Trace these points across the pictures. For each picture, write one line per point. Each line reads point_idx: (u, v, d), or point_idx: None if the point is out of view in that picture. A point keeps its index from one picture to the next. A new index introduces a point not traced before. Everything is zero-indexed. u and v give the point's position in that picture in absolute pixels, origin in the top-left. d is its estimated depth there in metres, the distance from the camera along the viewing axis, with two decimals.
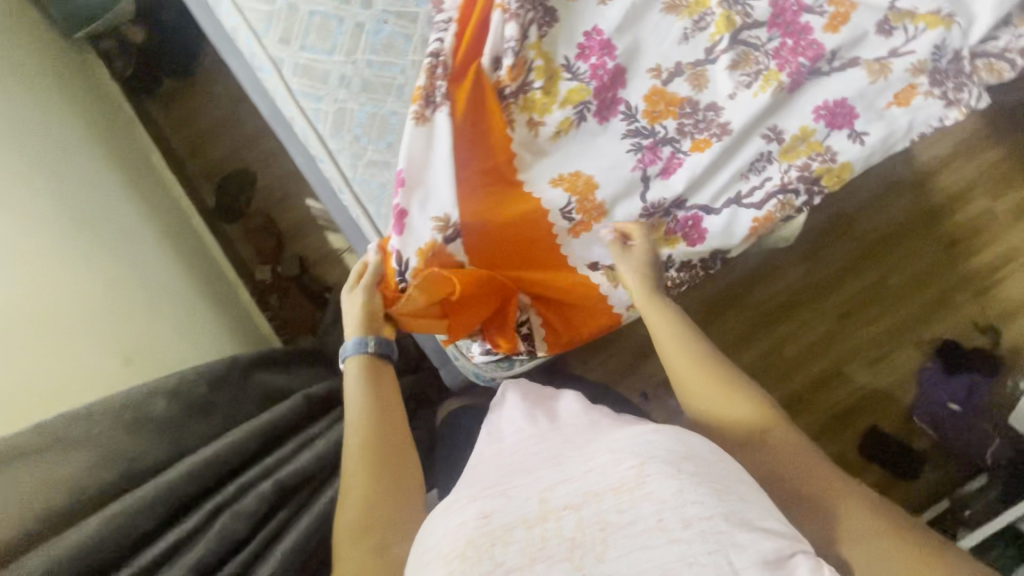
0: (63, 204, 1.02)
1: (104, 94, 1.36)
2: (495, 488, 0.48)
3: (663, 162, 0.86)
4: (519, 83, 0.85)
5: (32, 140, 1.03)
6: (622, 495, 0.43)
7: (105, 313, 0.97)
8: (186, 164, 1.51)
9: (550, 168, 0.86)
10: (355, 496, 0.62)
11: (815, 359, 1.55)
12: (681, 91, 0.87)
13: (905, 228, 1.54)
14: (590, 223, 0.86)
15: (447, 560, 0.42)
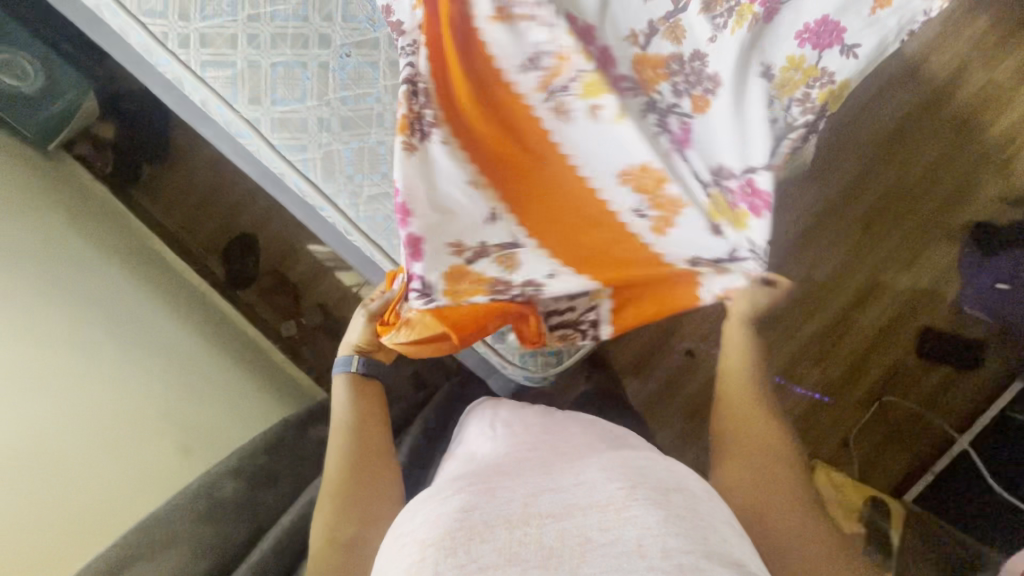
0: (89, 319, 1.02)
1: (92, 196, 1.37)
2: (491, 488, 0.59)
3: (675, 135, 0.82)
4: (564, 75, 0.80)
5: (35, 255, 1.04)
6: (613, 515, 0.54)
7: (162, 418, 0.99)
8: (187, 243, 1.51)
9: (608, 160, 0.80)
10: (332, 502, 0.72)
11: (850, 275, 1.51)
12: (662, 51, 0.82)
13: (907, 123, 1.49)
14: (670, 216, 0.80)
15: (424, 546, 0.53)
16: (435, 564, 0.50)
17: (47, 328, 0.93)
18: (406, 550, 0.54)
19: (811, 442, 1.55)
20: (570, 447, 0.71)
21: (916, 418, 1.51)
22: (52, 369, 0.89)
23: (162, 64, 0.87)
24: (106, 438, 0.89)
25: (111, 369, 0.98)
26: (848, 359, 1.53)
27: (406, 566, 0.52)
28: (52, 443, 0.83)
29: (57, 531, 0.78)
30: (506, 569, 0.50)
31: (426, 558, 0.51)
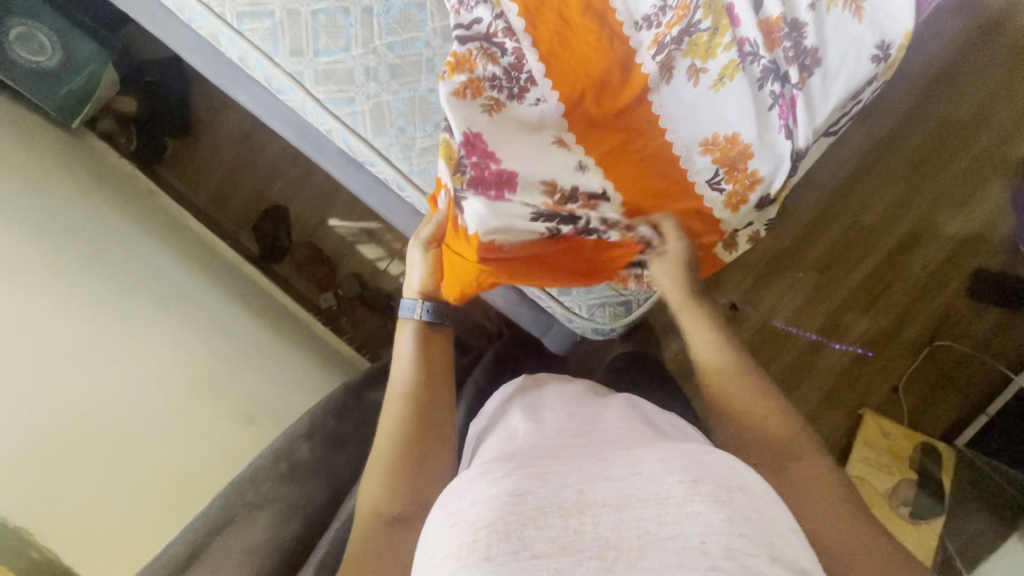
0: (114, 282, 0.96)
1: (117, 171, 1.34)
2: (537, 469, 0.46)
3: (783, 108, 0.77)
4: (682, 28, 0.76)
5: (77, 230, 1.01)
6: (668, 508, 0.41)
7: (196, 389, 0.92)
8: (217, 218, 1.49)
9: (705, 127, 0.78)
10: (376, 476, 0.64)
11: (898, 219, 1.45)
12: (775, 11, 0.76)
13: (964, 52, 1.41)
14: (744, 193, 0.80)
15: (473, 529, 0.41)
16: (487, 547, 0.40)
17: (62, 287, 0.86)
18: (445, 534, 0.43)
19: (860, 391, 1.50)
20: (623, 432, 0.55)
21: (967, 361, 1.47)
22: (54, 326, 0.80)
23: (196, 20, 0.83)
24: (128, 406, 0.81)
25: (132, 332, 0.90)
26: (897, 306, 1.47)
27: (449, 552, 0.41)
28: (55, 408, 0.74)
29: (123, 507, 0.74)
30: (564, 561, 0.39)
31: (474, 541, 0.40)
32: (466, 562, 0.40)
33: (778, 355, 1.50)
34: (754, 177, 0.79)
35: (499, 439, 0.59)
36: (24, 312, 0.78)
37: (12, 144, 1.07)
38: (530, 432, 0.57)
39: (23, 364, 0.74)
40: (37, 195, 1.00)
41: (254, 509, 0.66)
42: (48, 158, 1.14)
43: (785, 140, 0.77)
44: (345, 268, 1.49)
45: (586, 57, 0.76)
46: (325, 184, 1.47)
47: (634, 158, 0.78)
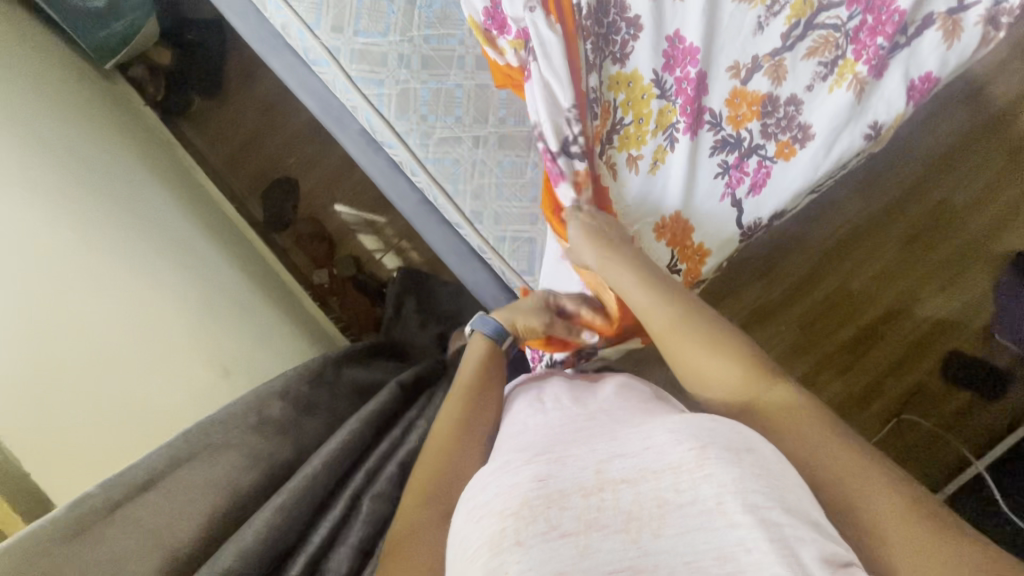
0: (119, 217, 0.99)
1: (138, 118, 1.36)
2: (552, 453, 0.50)
3: (751, 178, 0.80)
4: (608, 128, 0.80)
5: (90, 165, 1.03)
6: (682, 475, 0.45)
7: (190, 331, 0.95)
8: (227, 180, 1.50)
9: (650, 213, 0.80)
10: (433, 459, 0.61)
11: (884, 290, 1.50)
12: (761, 88, 0.79)
13: (962, 143, 1.48)
14: (696, 268, 0.82)
15: (502, 516, 0.44)
16: (517, 533, 0.43)
17: (72, 209, 0.89)
18: (475, 524, 0.45)
19: None
20: (624, 411, 0.59)
21: (932, 438, 1.50)
22: (60, 242, 0.84)
23: None
24: (115, 337, 0.82)
25: (127, 265, 0.92)
26: (867, 377, 1.51)
27: (480, 540, 0.44)
28: (53, 325, 0.76)
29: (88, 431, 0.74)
30: (591, 537, 0.43)
31: (504, 528, 0.43)
32: (496, 547, 0.42)
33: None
34: (701, 249, 0.81)
35: (511, 435, 0.60)
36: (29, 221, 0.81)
37: (44, 75, 1.10)
38: (539, 420, 0.59)
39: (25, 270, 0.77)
40: (60, 130, 1.03)
41: (219, 453, 0.67)
42: (70, 92, 1.16)
43: (730, 207, 0.80)
44: (345, 249, 1.51)
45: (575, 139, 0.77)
46: (340, 164, 1.51)
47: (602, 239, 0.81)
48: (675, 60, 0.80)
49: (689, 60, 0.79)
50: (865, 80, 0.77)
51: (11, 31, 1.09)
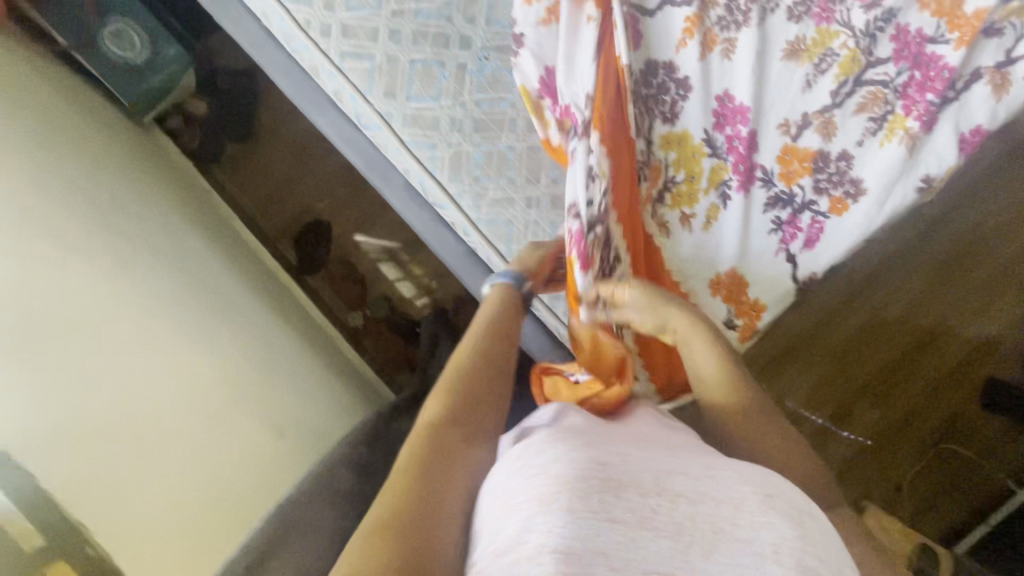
0: (167, 283, 0.99)
1: (175, 168, 1.38)
2: (614, 449, 0.50)
3: (805, 234, 0.80)
4: (660, 186, 0.82)
5: (139, 225, 1.04)
6: (743, 512, 0.45)
7: (237, 398, 0.94)
8: (260, 223, 1.51)
9: (706, 270, 0.82)
10: (456, 390, 0.61)
11: (918, 317, 1.49)
12: (812, 144, 0.80)
13: (994, 170, 1.47)
14: (751, 323, 0.82)
15: (555, 481, 0.45)
16: (569, 502, 0.43)
17: (122, 284, 0.89)
18: (526, 482, 0.47)
19: (861, 481, 1.50)
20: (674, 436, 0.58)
21: (972, 467, 1.48)
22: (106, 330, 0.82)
23: (299, 49, 0.88)
24: (168, 415, 0.83)
25: (177, 335, 0.92)
26: (905, 406, 1.50)
27: (531, 497, 0.45)
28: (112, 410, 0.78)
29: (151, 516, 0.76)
30: (640, 535, 0.43)
31: (557, 493, 0.44)
32: (545, 508, 0.43)
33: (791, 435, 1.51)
34: (757, 305, 0.81)
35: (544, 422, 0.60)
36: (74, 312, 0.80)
37: (89, 138, 1.13)
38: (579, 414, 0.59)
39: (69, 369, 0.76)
40: (111, 194, 1.04)
41: (294, 532, 0.68)
42: (115, 151, 1.19)
43: (784, 261, 0.81)
44: (378, 288, 1.51)
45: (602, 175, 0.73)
46: (372, 205, 1.52)
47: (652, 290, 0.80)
48: (725, 118, 0.80)
49: (740, 119, 0.80)
50: (916, 135, 0.78)
51: (55, 99, 1.11)
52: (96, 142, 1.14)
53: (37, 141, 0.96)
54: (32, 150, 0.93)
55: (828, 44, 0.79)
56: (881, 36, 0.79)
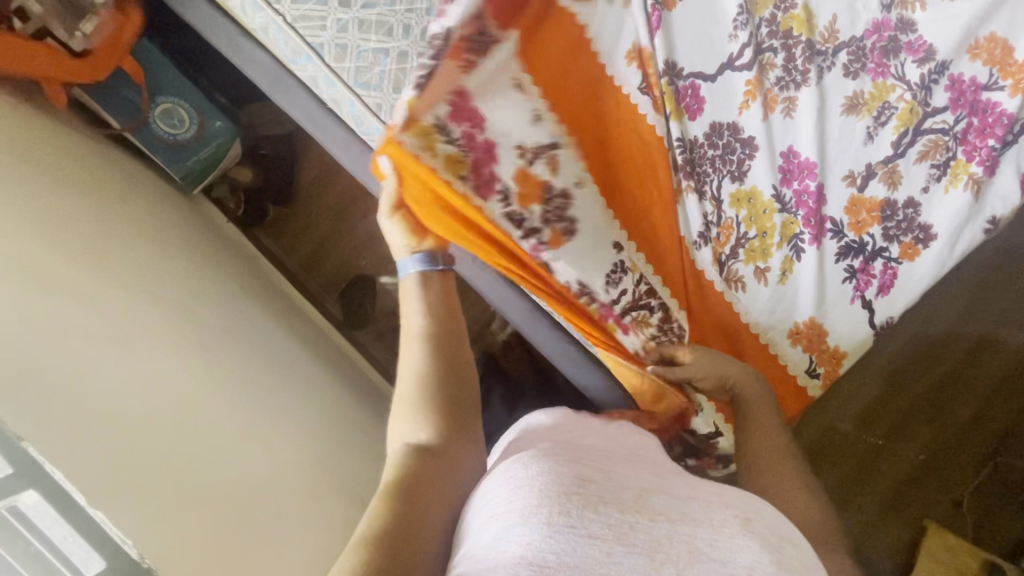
0: (250, 360, 0.98)
1: (224, 233, 1.40)
2: (598, 466, 0.51)
3: (878, 280, 0.82)
4: (732, 242, 0.83)
5: (206, 294, 1.05)
6: (721, 534, 0.45)
7: (311, 468, 0.90)
8: (307, 282, 1.53)
9: (785, 322, 0.83)
10: (410, 406, 0.61)
11: (965, 330, 1.50)
12: (878, 194, 0.82)
13: None
14: (833, 371, 0.83)
15: (537, 492, 0.45)
16: (547, 513, 0.43)
17: (215, 370, 0.87)
18: (510, 492, 0.47)
19: (922, 501, 1.49)
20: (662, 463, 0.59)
21: None
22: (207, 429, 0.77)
23: (371, 132, 0.91)
24: (241, 487, 0.76)
25: (272, 416, 0.90)
26: (958, 423, 1.49)
27: (513, 508, 0.45)
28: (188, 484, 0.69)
29: None
30: (615, 549, 0.42)
31: (539, 504, 0.44)
32: (526, 517, 0.43)
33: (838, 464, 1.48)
34: (838, 352, 0.83)
35: (535, 433, 0.59)
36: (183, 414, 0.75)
37: (143, 208, 1.14)
38: (551, 426, 0.59)
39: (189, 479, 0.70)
40: (182, 267, 1.06)
41: None
42: (167, 217, 1.20)
43: (861, 308, 0.82)
44: None
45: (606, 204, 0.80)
46: None
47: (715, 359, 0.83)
48: (792, 174, 0.83)
49: (807, 174, 0.82)
50: (981, 180, 0.80)
51: (111, 174, 1.15)
52: (148, 212, 1.15)
53: (104, 216, 0.98)
54: (112, 228, 0.98)
55: (884, 98, 0.83)
56: (938, 86, 0.82)
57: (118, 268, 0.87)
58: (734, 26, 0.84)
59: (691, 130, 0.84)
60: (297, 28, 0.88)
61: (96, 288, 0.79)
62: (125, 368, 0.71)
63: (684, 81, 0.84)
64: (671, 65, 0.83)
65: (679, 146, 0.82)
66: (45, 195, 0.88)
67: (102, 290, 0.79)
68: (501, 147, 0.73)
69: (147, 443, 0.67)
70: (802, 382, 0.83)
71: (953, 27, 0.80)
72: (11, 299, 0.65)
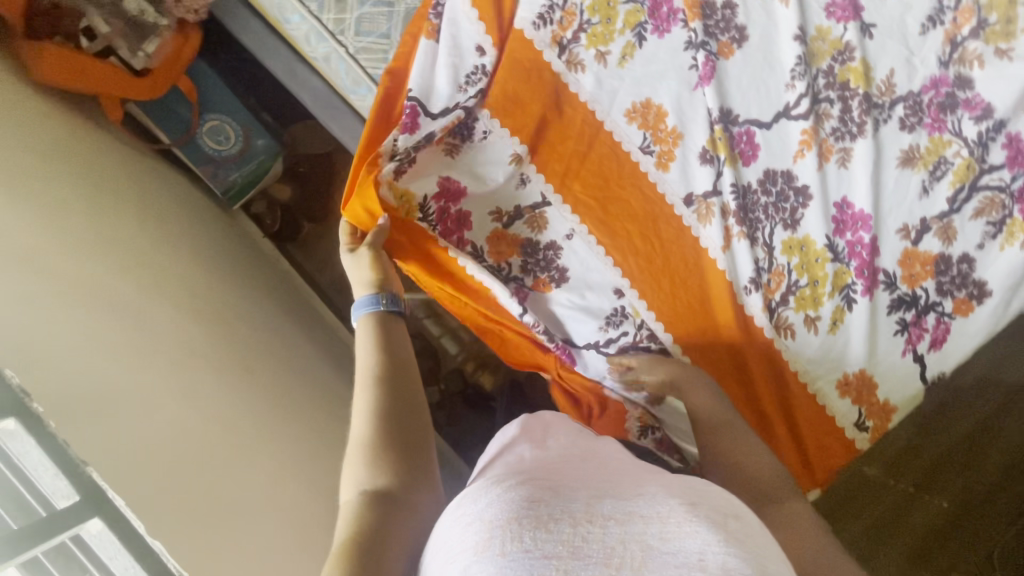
0: (286, 381, 0.98)
1: (251, 242, 1.39)
2: (548, 481, 0.48)
3: (931, 334, 0.81)
4: (783, 289, 0.83)
5: (238, 307, 1.05)
6: (669, 525, 0.43)
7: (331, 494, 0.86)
8: (336, 300, 1.51)
9: (835, 372, 0.82)
10: (358, 453, 0.60)
11: (1005, 376, 1.42)
12: (933, 248, 0.82)
13: None
14: (881, 426, 0.82)
15: (489, 526, 0.42)
16: (501, 545, 0.40)
17: (257, 390, 0.87)
18: (461, 533, 0.44)
19: (954, 554, 1.40)
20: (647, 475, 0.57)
21: None
22: (251, 449, 0.76)
23: None
24: (257, 504, 0.72)
25: (305, 438, 0.89)
26: (988, 474, 1.41)
27: (465, 550, 0.42)
28: (218, 491, 0.67)
29: None
30: (573, 565, 0.40)
31: (490, 538, 0.41)
32: (480, 557, 0.40)
33: (852, 524, 1.39)
34: (888, 407, 0.82)
35: (506, 462, 0.56)
36: (228, 431, 0.75)
37: (174, 210, 1.14)
38: (531, 454, 0.56)
39: (230, 497, 0.68)
40: (218, 278, 1.07)
41: None
42: (195, 220, 1.20)
43: (913, 361, 0.81)
44: (450, 362, 1.43)
45: (615, 225, 0.85)
46: None
47: (751, 417, 0.82)
48: (846, 225, 0.83)
49: (861, 225, 0.82)
50: None
51: (154, 183, 1.16)
52: (178, 214, 1.15)
53: (143, 219, 1.00)
54: (152, 230, 0.99)
55: (940, 153, 0.83)
56: (996, 145, 0.83)
57: (164, 279, 0.90)
58: (792, 76, 0.85)
59: (745, 176, 0.84)
60: (359, 60, 0.91)
61: (149, 304, 0.80)
62: (172, 381, 0.72)
63: (739, 128, 0.85)
64: (725, 112, 0.85)
65: (732, 192, 0.83)
66: (100, 207, 0.91)
67: (155, 306, 0.81)
68: (473, 215, 0.85)
69: (182, 448, 0.66)
70: (850, 435, 0.82)
71: (1009, 88, 0.82)
72: (75, 301, 0.68)
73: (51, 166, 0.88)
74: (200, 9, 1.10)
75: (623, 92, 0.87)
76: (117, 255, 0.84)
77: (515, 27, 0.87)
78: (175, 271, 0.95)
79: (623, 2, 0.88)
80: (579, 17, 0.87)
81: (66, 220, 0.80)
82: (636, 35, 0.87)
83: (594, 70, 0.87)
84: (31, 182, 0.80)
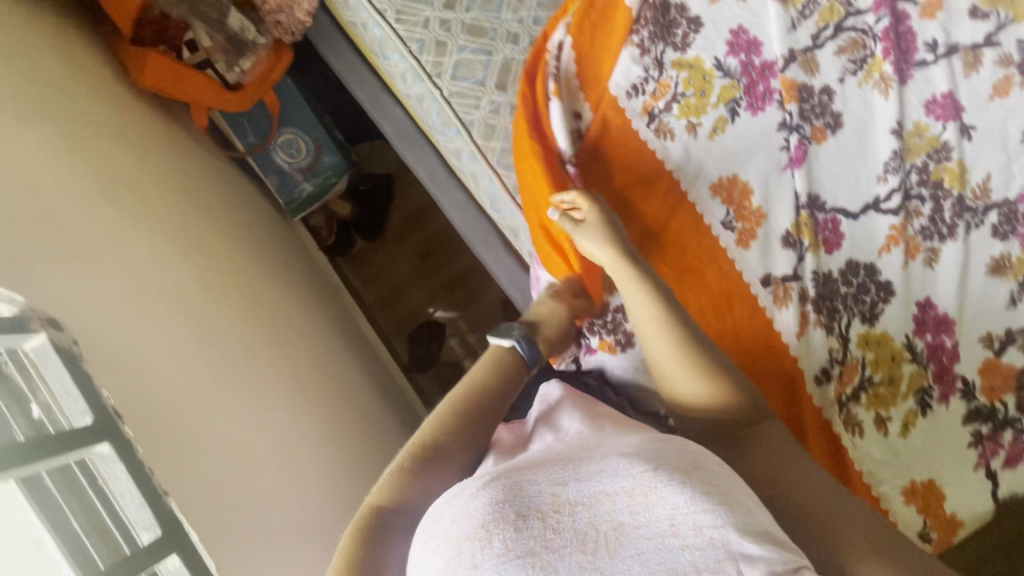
0: (333, 405, 0.98)
1: (309, 252, 1.41)
2: (512, 477, 0.50)
3: (1007, 450, 0.78)
4: (855, 384, 0.81)
5: (297, 325, 1.06)
6: (636, 497, 0.47)
7: None
8: (379, 319, 1.52)
9: (901, 476, 0.79)
10: (405, 474, 0.63)
11: None
12: (1017, 362, 0.80)
13: None
14: (947, 541, 0.78)
15: (460, 543, 0.46)
16: (473, 557, 0.44)
17: (305, 420, 0.88)
18: (440, 552, 0.47)
19: None
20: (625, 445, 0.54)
21: None
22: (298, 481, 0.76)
23: (503, 212, 0.94)
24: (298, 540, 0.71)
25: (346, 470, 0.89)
26: None
27: (447, 565, 0.46)
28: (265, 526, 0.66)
29: None
30: (549, 557, 0.43)
31: (462, 555, 0.45)
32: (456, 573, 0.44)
33: None
34: (954, 521, 0.78)
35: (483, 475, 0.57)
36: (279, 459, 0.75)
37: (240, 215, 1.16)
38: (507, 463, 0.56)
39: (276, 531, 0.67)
40: (279, 293, 1.09)
41: None
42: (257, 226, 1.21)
43: (985, 476, 0.78)
44: None
45: (688, 296, 0.84)
46: (491, 307, 1.51)
47: None
48: (927, 326, 0.81)
49: (944, 329, 0.81)
50: None
51: (224, 187, 1.18)
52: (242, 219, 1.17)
53: (215, 226, 1.02)
54: (224, 238, 1.01)
55: None
56: None
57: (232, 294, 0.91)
58: (884, 169, 0.84)
59: (827, 264, 0.83)
60: (451, 104, 0.92)
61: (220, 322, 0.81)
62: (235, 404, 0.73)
63: (825, 215, 0.84)
64: (813, 198, 0.84)
65: (813, 279, 0.82)
66: (182, 213, 0.93)
67: (223, 328, 0.82)
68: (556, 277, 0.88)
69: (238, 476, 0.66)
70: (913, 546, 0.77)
71: None
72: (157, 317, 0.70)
73: (141, 170, 0.90)
74: (296, 31, 1.12)
75: (711, 165, 0.86)
76: (194, 267, 0.86)
77: (609, 92, 0.88)
78: (244, 287, 0.97)
79: (719, 77, 0.88)
80: (672, 89, 0.88)
81: (154, 229, 0.82)
82: (729, 110, 0.87)
83: (684, 140, 0.87)
84: (125, 188, 0.83)
